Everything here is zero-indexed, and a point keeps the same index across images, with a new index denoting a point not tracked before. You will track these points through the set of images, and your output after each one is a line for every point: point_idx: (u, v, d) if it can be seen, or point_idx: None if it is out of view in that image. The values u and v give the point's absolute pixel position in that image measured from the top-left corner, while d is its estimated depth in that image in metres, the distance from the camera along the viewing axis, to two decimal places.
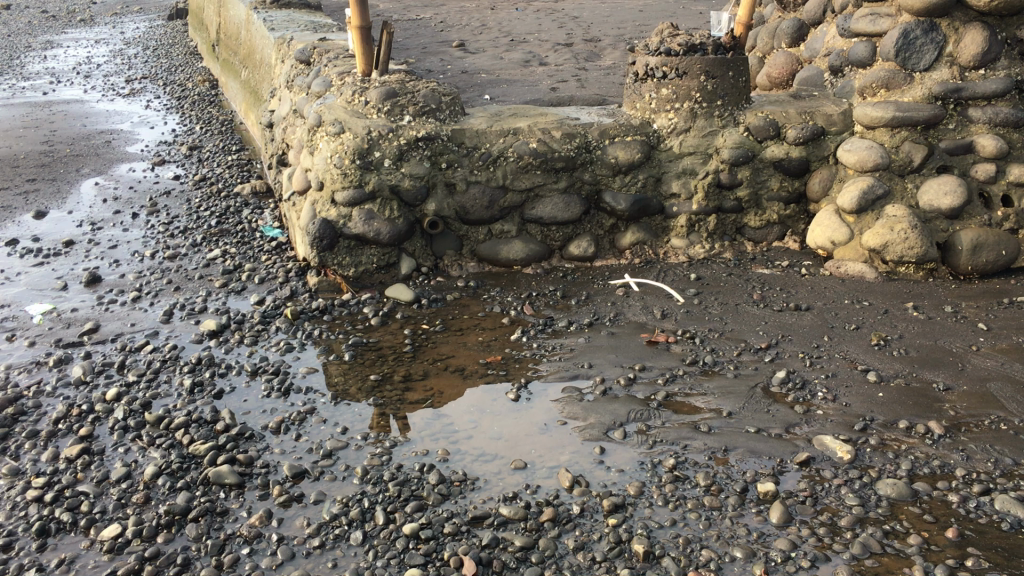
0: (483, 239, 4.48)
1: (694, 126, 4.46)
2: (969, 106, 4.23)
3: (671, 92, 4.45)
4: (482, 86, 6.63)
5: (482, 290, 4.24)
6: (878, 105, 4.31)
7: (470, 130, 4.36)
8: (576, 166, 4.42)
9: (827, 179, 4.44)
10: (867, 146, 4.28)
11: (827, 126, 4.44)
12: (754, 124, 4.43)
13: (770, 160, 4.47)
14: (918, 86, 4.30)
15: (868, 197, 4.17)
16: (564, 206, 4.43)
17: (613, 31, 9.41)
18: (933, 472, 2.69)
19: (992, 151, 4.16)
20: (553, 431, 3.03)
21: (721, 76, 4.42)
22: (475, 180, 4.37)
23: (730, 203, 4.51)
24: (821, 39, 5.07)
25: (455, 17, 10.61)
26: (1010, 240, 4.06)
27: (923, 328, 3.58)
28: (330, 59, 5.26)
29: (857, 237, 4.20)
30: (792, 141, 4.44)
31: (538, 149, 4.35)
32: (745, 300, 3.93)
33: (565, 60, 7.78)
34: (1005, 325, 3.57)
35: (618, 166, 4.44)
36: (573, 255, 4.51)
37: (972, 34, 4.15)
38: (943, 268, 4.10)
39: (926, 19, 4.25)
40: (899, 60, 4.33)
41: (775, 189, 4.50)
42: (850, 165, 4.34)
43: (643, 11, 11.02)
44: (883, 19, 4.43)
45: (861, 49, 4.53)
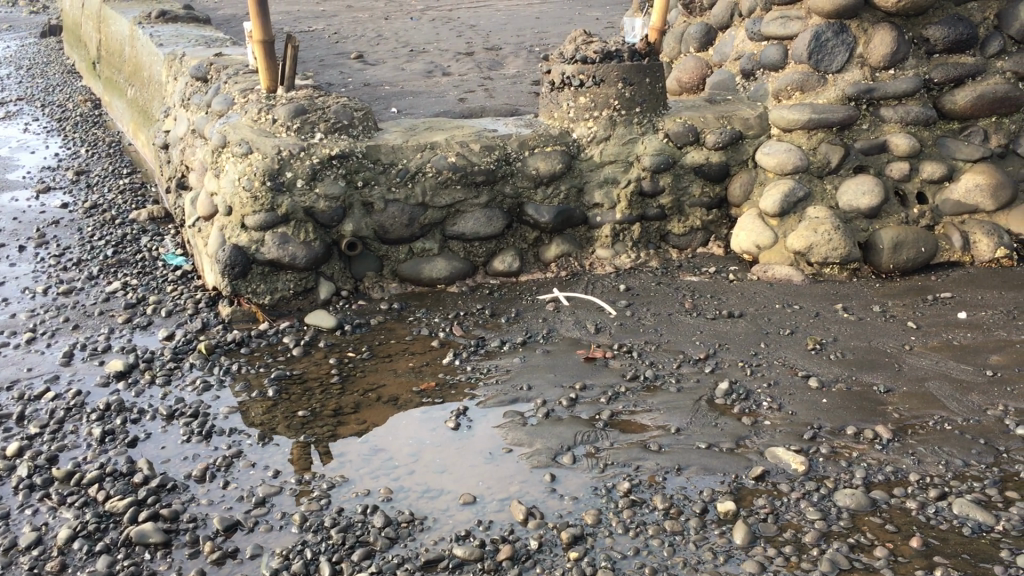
0: (404, 259, 4.30)
1: (613, 133, 4.40)
2: (882, 106, 4.29)
3: (590, 100, 4.39)
4: (387, 98, 6.46)
5: (406, 312, 4.06)
6: (793, 108, 4.32)
7: (385, 147, 4.20)
8: (497, 179, 4.31)
9: (747, 183, 4.43)
10: (786, 149, 4.29)
11: (744, 129, 4.45)
12: (673, 130, 4.41)
13: (691, 165, 4.45)
14: (831, 88, 4.32)
15: (789, 200, 4.18)
16: (486, 221, 4.30)
17: (512, 39, 9.35)
18: (887, 479, 2.65)
19: (906, 149, 4.23)
20: (499, 460, 2.89)
21: (638, 83, 4.39)
22: (394, 198, 4.19)
23: (653, 211, 4.45)
24: (731, 43, 5.08)
25: (350, 27, 10.38)
26: (928, 237, 4.09)
27: (856, 330, 3.58)
28: (230, 75, 5.02)
29: (782, 240, 4.19)
30: (711, 146, 4.43)
31: (458, 163, 4.22)
32: (677, 309, 3.87)
33: (468, 69, 7.65)
34: (934, 323, 3.59)
35: (539, 177, 4.34)
36: (498, 271, 4.37)
37: (881, 35, 4.22)
38: (866, 267, 4.11)
39: (836, 21, 4.29)
40: (812, 62, 4.34)
41: (696, 195, 4.48)
42: (770, 168, 4.33)
43: (540, 18, 11.00)
44: (793, 22, 4.45)
45: (773, 52, 4.54)
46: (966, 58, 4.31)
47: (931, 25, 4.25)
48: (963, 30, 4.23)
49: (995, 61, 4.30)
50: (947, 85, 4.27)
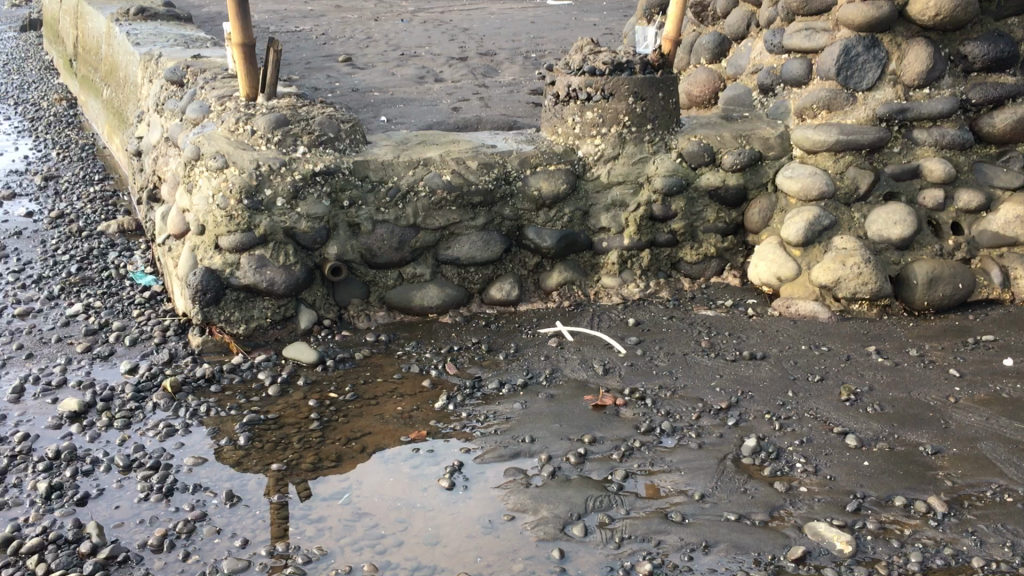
0: (393, 285, 3.92)
1: (622, 152, 4.05)
2: (915, 127, 3.98)
3: (597, 116, 4.03)
4: (376, 106, 6.09)
5: (394, 345, 3.69)
6: (818, 128, 4.00)
7: (375, 162, 3.83)
8: (495, 200, 3.95)
9: (767, 208, 4.09)
10: (810, 173, 3.96)
11: (764, 150, 4.11)
12: (687, 149, 4.07)
13: (706, 188, 4.10)
14: (861, 107, 3.98)
15: (814, 229, 3.84)
16: (483, 245, 3.94)
17: (507, 44, 9.00)
18: (947, 565, 2.30)
19: (940, 176, 3.92)
20: (499, 531, 2.53)
21: (651, 98, 4.04)
22: (382, 219, 3.83)
23: (664, 236, 4.10)
24: (747, 56, 4.75)
25: (338, 29, 9.99)
26: (966, 272, 3.79)
27: (893, 377, 3.23)
28: (207, 79, 4.64)
29: (805, 272, 3.85)
30: (728, 168, 4.09)
31: (453, 182, 3.86)
32: (693, 348, 3.52)
33: (462, 76, 7.29)
34: (979, 371, 3.25)
35: (541, 199, 3.98)
36: (495, 300, 4.00)
37: (915, 50, 3.91)
38: (897, 303, 3.78)
39: (868, 35, 3.96)
40: (841, 79, 4.00)
41: (711, 220, 4.13)
42: (793, 193, 4.00)
43: (535, 23, 10.65)
44: (819, 35, 4.11)
45: (796, 66, 4.22)
46: (1006, 77, 3.99)
47: (969, 41, 3.94)
48: (1004, 47, 3.92)
49: None
50: (986, 106, 3.97)
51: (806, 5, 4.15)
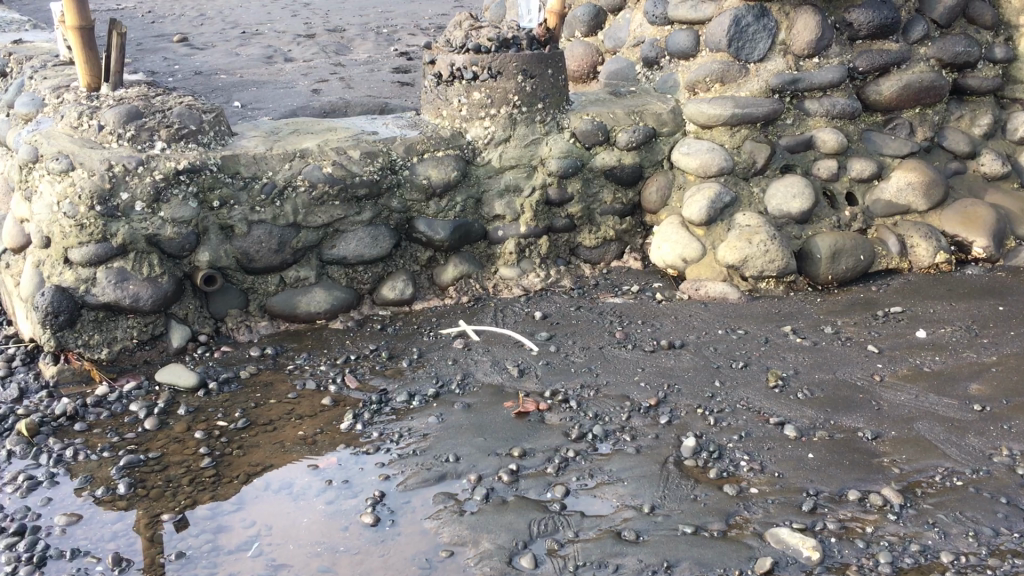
0: (274, 291, 3.55)
1: (513, 134, 3.82)
2: (806, 98, 3.90)
3: (485, 96, 3.77)
4: (226, 90, 5.59)
5: (283, 359, 3.33)
6: (712, 102, 3.86)
7: (245, 156, 3.45)
8: (381, 191, 3.64)
9: (664, 187, 3.94)
10: (708, 149, 3.82)
11: (657, 126, 3.96)
12: (580, 128, 3.87)
13: (602, 168, 3.91)
14: (754, 79, 3.87)
15: (716, 206, 3.72)
16: (371, 241, 3.63)
17: (355, 20, 8.55)
18: (918, 563, 2.19)
19: (834, 146, 3.87)
20: (440, 571, 2.25)
21: (540, 75, 3.81)
22: (259, 219, 3.45)
23: (562, 221, 3.90)
24: (626, 28, 4.58)
25: (167, 5, 9.26)
26: (865, 243, 3.74)
27: (815, 359, 3.14)
28: (35, 67, 4.08)
29: (710, 252, 3.72)
30: (623, 146, 3.91)
31: (335, 174, 3.52)
32: (608, 341, 3.33)
33: (313, 54, 6.85)
34: (896, 346, 3.21)
35: (431, 188, 3.70)
36: (387, 300, 3.69)
37: (804, 19, 3.81)
38: (802, 279, 3.70)
39: (756, 4, 3.85)
40: (732, 50, 3.88)
41: (608, 202, 3.95)
42: (691, 170, 3.86)
43: None
44: (705, 5, 3.98)
45: (684, 38, 4.07)
46: (890, 44, 3.97)
47: (855, 8, 3.87)
48: (888, 13, 3.88)
49: (918, 48, 4.00)
50: (872, 74, 3.94)
51: None
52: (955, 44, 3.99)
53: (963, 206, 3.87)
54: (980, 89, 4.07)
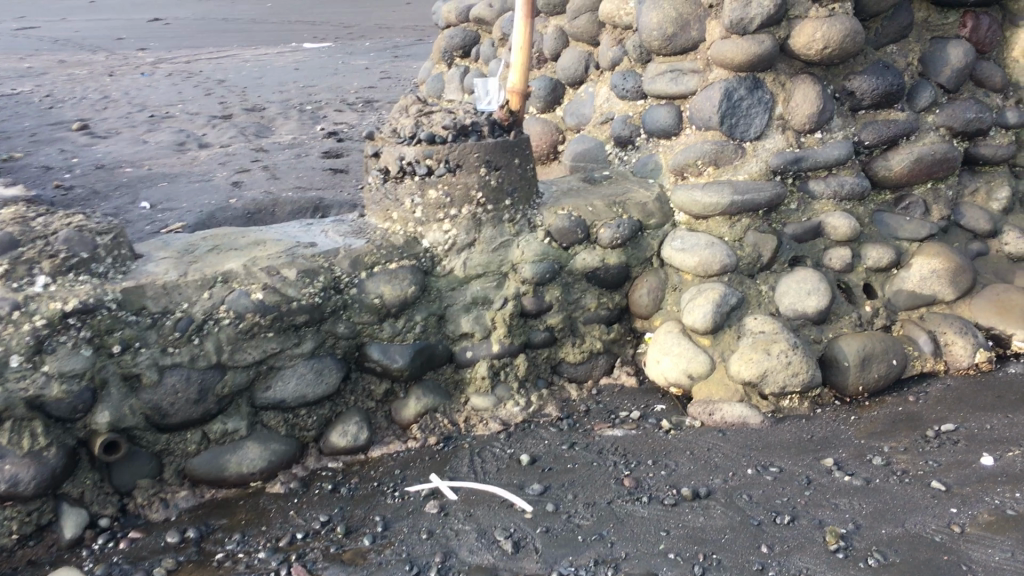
0: (195, 451, 2.86)
1: (479, 237, 3.24)
2: (810, 179, 3.40)
3: (443, 194, 3.20)
4: (132, 185, 4.88)
5: (209, 546, 2.62)
6: (706, 188, 3.32)
7: (153, 286, 2.79)
8: (324, 316, 3.01)
9: (656, 288, 3.38)
10: (706, 244, 3.27)
11: (643, 218, 3.41)
12: (555, 226, 3.30)
13: (582, 271, 3.35)
14: (752, 160, 3.35)
15: (722, 311, 3.17)
16: (315, 377, 3.00)
17: (274, 96, 7.94)
18: None
19: (846, 233, 3.36)
20: None
21: (507, 165, 3.26)
22: (172, 362, 2.77)
23: (540, 335, 3.30)
24: (591, 102, 4.04)
25: (66, 87, 8.50)
26: (895, 345, 3.21)
27: (874, 506, 2.57)
28: None
29: (720, 366, 3.15)
30: (606, 244, 3.35)
31: (268, 300, 2.89)
32: (618, 493, 2.71)
33: (231, 138, 6.19)
34: (964, 481, 2.65)
35: (385, 308, 3.09)
36: (337, 448, 3.02)
37: (803, 89, 3.34)
38: (827, 391, 3.16)
39: (748, 75, 3.35)
40: (725, 128, 3.34)
41: (592, 308, 3.37)
42: (688, 269, 3.30)
43: (297, 69, 9.62)
44: (688, 77, 3.48)
45: (664, 115, 3.55)
46: (896, 113, 3.50)
47: (856, 75, 3.42)
48: (893, 79, 3.44)
49: (925, 116, 3.55)
50: (879, 148, 3.47)
51: (668, 43, 3.47)
52: (966, 110, 3.55)
53: (995, 293, 3.39)
54: (994, 158, 3.62)
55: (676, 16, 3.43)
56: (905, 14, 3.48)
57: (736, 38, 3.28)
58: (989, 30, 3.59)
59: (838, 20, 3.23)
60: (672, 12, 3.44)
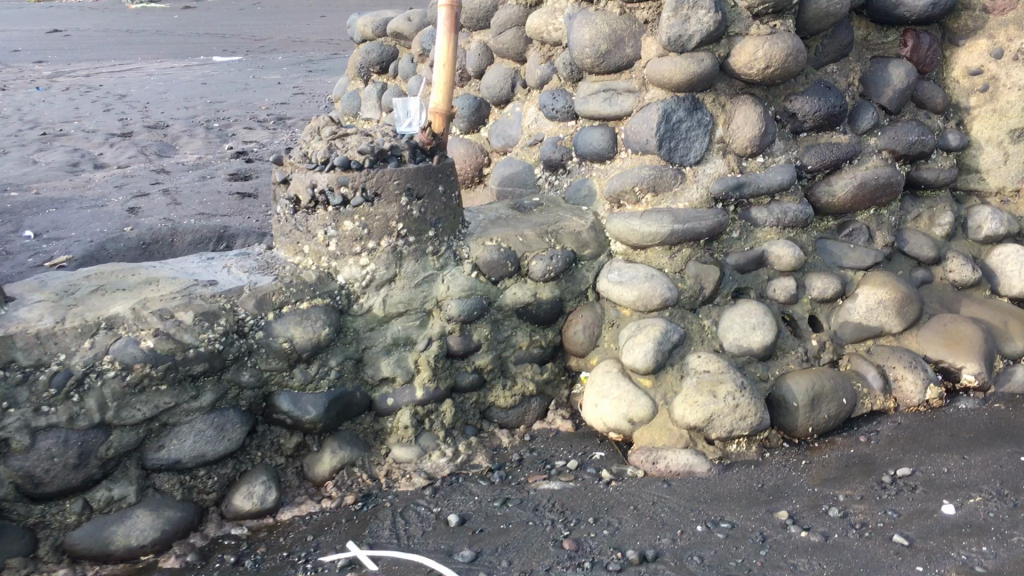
0: (76, 523, 2.50)
1: (400, 272, 2.96)
2: (751, 205, 3.21)
3: (360, 225, 2.91)
4: (16, 211, 4.46)
5: None
6: (644, 216, 3.10)
7: (24, 335, 2.42)
8: (225, 363, 2.69)
9: (591, 324, 3.14)
10: (645, 276, 3.05)
11: (577, 249, 3.18)
12: (483, 258, 3.04)
13: (513, 306, 3.09)
14: (692, 186, 3.14)
15: (664, 349, 2.94)
16: (215, 434, 2.68)
17: (180, 112, 7.52)
18: None
19: (791, 262, 3.17)
20: None
21: (429, 194, 2.99)
22: (47, 424, 2.42)
23: (468, 378, 3.02)
24: (518, 123, 3.80)
25: None
26: (845, 382, 3.03)
27: (835, 566, 2.35)
28: None
29: (662, 410, 2.91)
30: (538, 277, 3.10)
31: (159, 349, 2.55)
32: (556, 557, 2.45)
33: (131, 159, 5.78)
34: (927, 534, 2.46)
35: (295, 352, 2.78)
36: (242, 512, 2.69)
37: (744, 111, 3.15)
38: (775, 433, 2.96)
39: (687, 95, 3.14)
40: (664, 152, 3.13)
41: (524, 346, 3.12)
42: (626, 303, 3.06)
43: (206, 84, 9.19)
44: (622, 97, 3.27)
45: (598, 137, 3.32)
46: (838, 136, 3.35)
47: (796, 96, 3.25)
48: (834, 101, 3.28)
49: (867, 138, 3.40)
50: (822, 172, 3.30)
51: (601, 61, 3.25)
52: (908, 132, 3.41)
53: (941, 324, 3.25)
54: (936, 182, 3.49)
55: (610, 32, 3.21)
56: (845, 32, 3.33)
57: (674, 56, 3.08)
58: (930, 49, 3.47)
59: (780, 38, 3.07)
60: (605, 28, 3.21)
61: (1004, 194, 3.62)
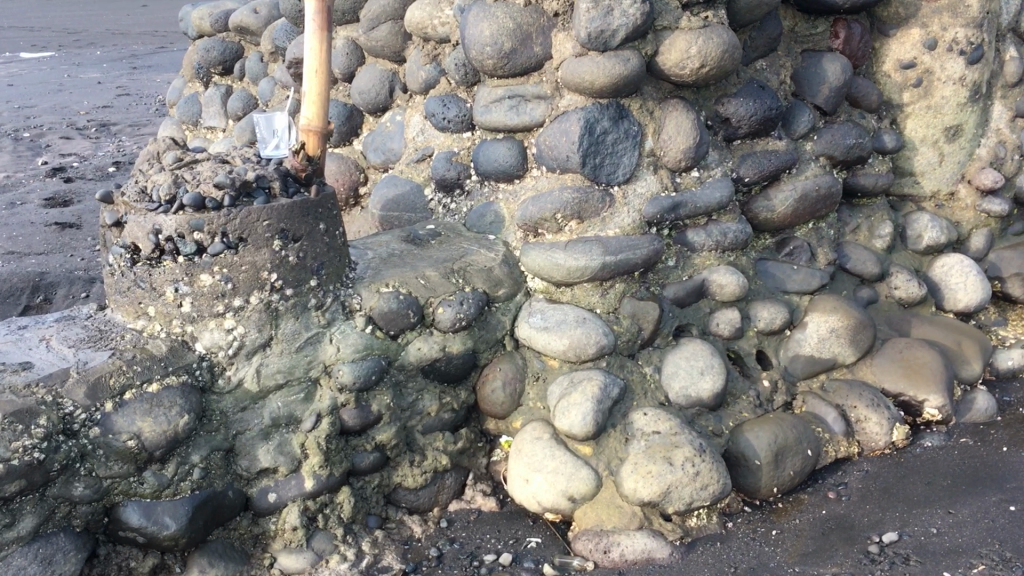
0: None
1: (276, 334, 2.36)
2: (687, 228, 2.76)
3: (222, 279, 2.29)
4: None
5: None
6: (570, 248, 2.61)
7: None
8: (49, 477, 2.02)
9: (512, 379, 2.63)
10: (575, 320, 2.55)
11: (489, 289, 2.65)
12: (378, 308, 2.47)
13: (418, 365, 2.53)
14: (622, 208, 2.66)
15: (604, 409, 2.45)
16: (41, 571, 1.99)
17: None
18: None
19: (735, 292, 2.75)
20: None
21: (308, 235, 2.40)
22: None
23: (368, 458, 2.44)
24: (401, 134, 3.24)
25: None
26: (807, 429, 2.63)
27: None
28: None
29: (608, 482, 2.42)
30: (446, 328, 2.55)
31: None
32: None
33: None
34: None
35: (144, 453, 2.12)
36: None
37: (675, 118, 2.69)
38: (736, 496, 2.52)
39: (611, 101, 2.65)
40: (588, 169, 2.63)
41: (433, 412, 2.57)
42: (554, 354, 2.56)
43: (16, 85, 8.11)
44: (532, 105, 2.76)
45: (504, 152, 2.80)
46: (774, 142, 2.94)
47: (729, 99, 2.82)
48: (770, 103, 2.87)
49: (803, 144, 3.02)
50: (759, 185, 2.90)
51: (506, 62, 2.73)
52: (846, 135, 3.05)
53: (897, 351, 2.90)
54: (874, 189, 3.16)
55: (514, 27, 2.68)
56: (774, 23, 2.93)
57: (595, 55, 2.58)
58: (862, 41, 3.11)
59: (714, 33, 2.61)
60: (509, 23, 2.68)
61: (939, 198, 3.33)
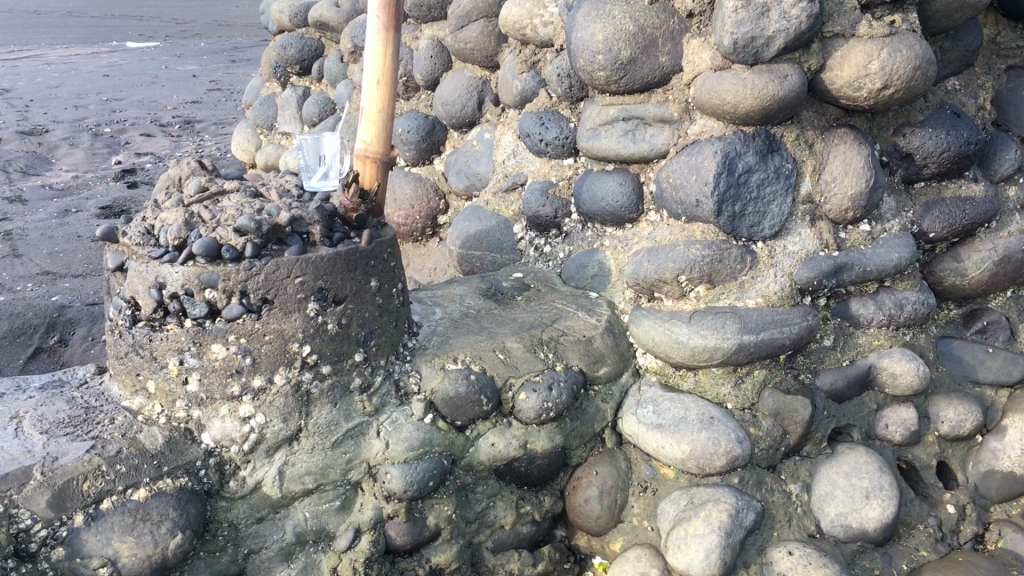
0: None
1: (307, 425, 1.81)
2: (851, 296, 2.11)
3: (240, 352, 1.75)
4: None
5: None
6: (696, 321, 1.99)
7: None
8: None
9: (610, 486, 2.03)
10: (698, 419, 1.94)
11: (589, 367, 2.06)
12: (442, 392, 1.91)
13: (491, 465, 1.95)
14: (767, 270, 2.03)
15: (734, 544, 1.82)
16: None
17: (68, 113, 6.24)
18: None
19: (915, 385, 2.07)
20: None
21: (354, 295, 1.85)
22: None
23: None
24: (488, 156, 2.67)
25: None
26: None
27: None
28: None
29: None
30: (529, 419, 1.96)
31: None
32: None
33: None
34: None
35: None
36: None
37: (841, 155, 2.05)
38: None
39: (759, 129, 2.02)
40: (723, 220, 2.02)
41: (507, 526, 1.98)
42: (670, 461, 1.94)
43: (110, 75, 7.89)
44: (655, 131, 2.16)
45: (614, 188, 2.21)
46: (967, 187, 2.26)
47: (913, 129, 2.15)
48: (967, 135, 2.18)
49: (1004, 188, 2.32)
50: (946, 242, 2.23)
51: (622, 75, 2.12)
52: None
53: None
54: None
55: (635, 30, 2.07)
56: (975, 32, 2.25)
57: (741, 70, 1.95)
58: None
59: (903, 44, 1.95)
60: (628, 25, 2.07)
61: None
